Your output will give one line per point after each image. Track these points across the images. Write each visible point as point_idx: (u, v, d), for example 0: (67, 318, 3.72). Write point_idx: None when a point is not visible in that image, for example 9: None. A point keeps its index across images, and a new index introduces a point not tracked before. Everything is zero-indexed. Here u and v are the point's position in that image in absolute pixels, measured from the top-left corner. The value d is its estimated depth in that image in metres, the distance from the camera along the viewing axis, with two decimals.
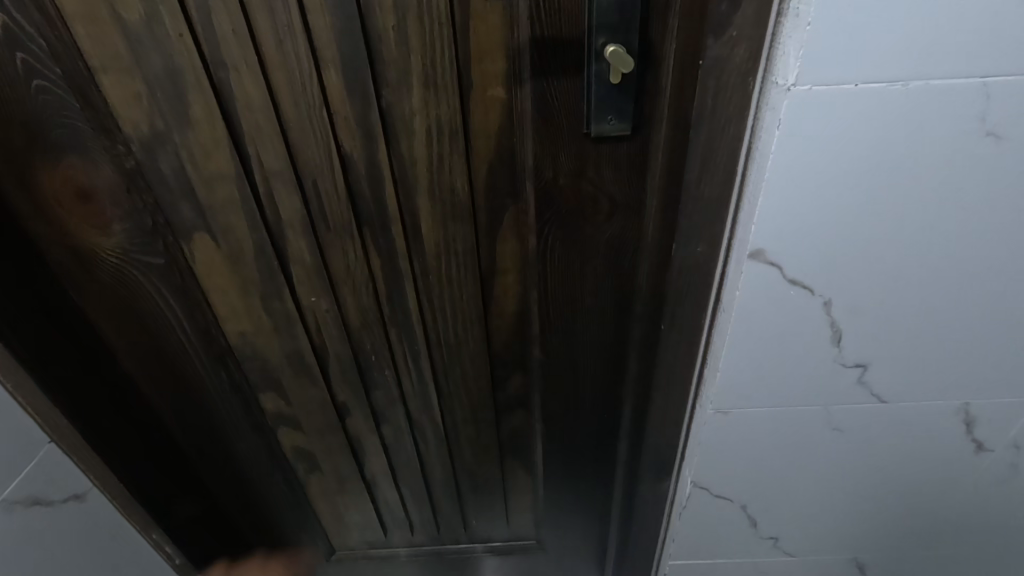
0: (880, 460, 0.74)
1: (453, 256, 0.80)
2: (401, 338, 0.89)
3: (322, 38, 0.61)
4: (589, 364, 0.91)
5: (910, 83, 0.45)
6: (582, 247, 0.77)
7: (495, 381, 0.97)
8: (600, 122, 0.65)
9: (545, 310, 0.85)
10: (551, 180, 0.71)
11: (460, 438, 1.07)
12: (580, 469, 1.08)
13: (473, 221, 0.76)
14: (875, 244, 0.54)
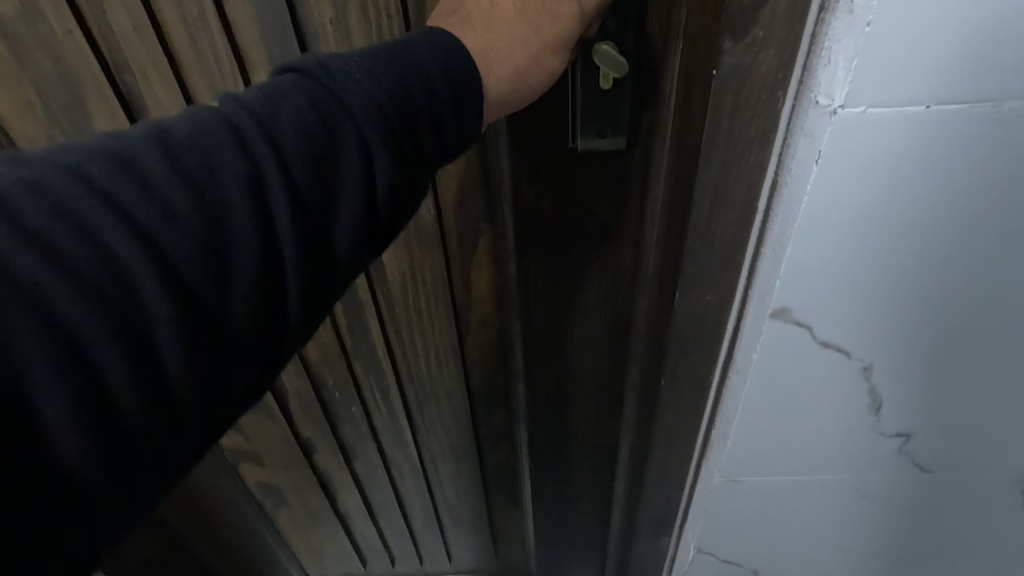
0: (920, 534, 0.62)
1: (424, 283, 0.73)
2: (368, 366, 0.82)
3: (246, 34, 0.52)
4: (579, 405, 0.80)
5: (1004, 103, 0.33)
6: (570, 278, 0.65)
7: (473, 414, 0.90)
8: (590, 136, 0.53)
9: (529, 347, 0.73)
10: (532, 205, 0.59)
11: (439, 466, 1.00)
12: (574, 511, 0.96)
13: (442, 247, 0.69)
14: (933, 301, 0.42)
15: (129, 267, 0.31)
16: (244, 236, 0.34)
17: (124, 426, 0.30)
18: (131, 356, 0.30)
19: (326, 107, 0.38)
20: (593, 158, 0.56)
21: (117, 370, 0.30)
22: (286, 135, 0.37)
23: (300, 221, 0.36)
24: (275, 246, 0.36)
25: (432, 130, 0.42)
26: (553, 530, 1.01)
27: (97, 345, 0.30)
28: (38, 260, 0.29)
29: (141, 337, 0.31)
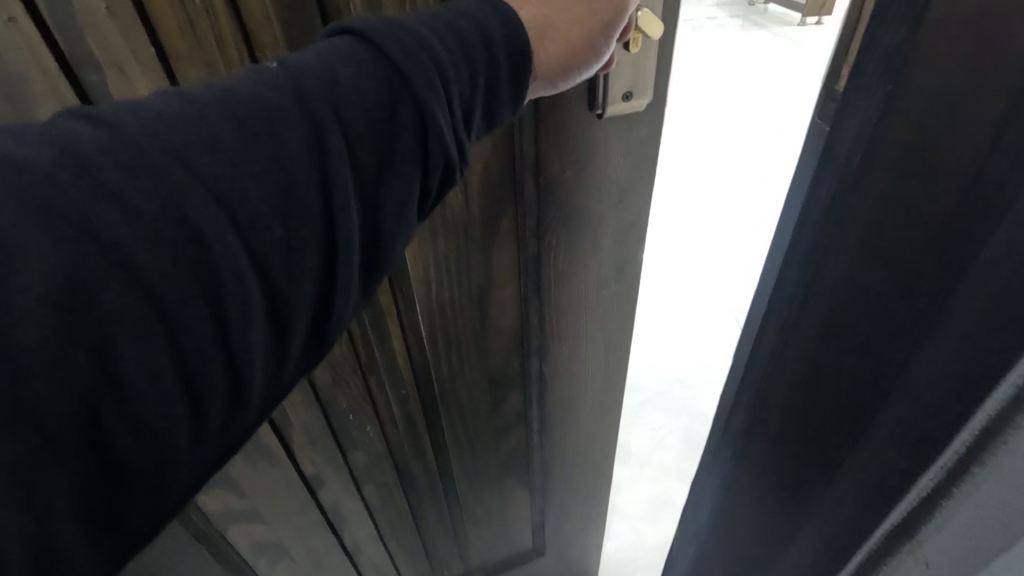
0: None
1: (450, 276, 0.69)
2: (389, 373, 0.76)
3: (254, 16, 0.47)
4: (587, 357, 0.87)
5: None
6: (584, 234, 0.71)
7: (494, 402, 0.89)
8: (614, 102, 0.59)
9: (553, 312, 0.78)
10: (558, 175, 0.64)
11: (459, 462, 0.98)
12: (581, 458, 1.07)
13: (474, 237, 0.66)
14: None
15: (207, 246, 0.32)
16: (312, 212, 0.36)
17: (198, 395, 0.33)
18: (207, 329, 0.33)
19: (387, 78, 0.38)
20: (610, 122, 0.62)
21: (195, 343, 0.33)
22: (350, 108, 0.37)
23: (363, 198, 0.39)
24: (344, 216, 0.37)
25: (484, 94, 0.43)
26: (569, 474, 1.10)
27: (173, 315, 0.32)
28: (118, 228, 0.30)
29: (218, 314, 0.33)
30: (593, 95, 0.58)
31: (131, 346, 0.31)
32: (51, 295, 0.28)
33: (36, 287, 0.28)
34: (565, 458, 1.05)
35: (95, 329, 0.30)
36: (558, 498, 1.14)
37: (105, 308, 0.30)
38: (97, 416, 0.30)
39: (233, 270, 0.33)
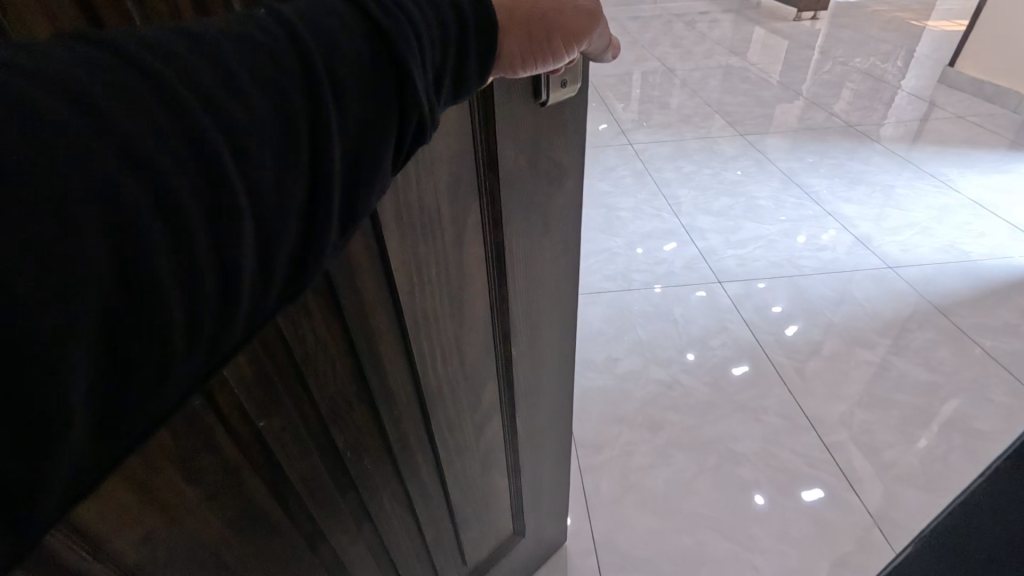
0: None
1: (428, 287, 0.38)
2: (367, 403, 0.39)
3: None
4: (546, 402, 0.60)
5: None
6: (536, 239, 0.45)
7: (481, 423, 0.53)
8: (563, 78, 0.36)
9: (526, 321, 0.50)
10: (510, 167, 0.38)
11: (462, 506, 0.56)
12: (638, 463, 0.80)
13: (429, 234, 0.36)
14: None
15: (227, 165, 0.15)
16: (306, 130, 0.17)
17: (207, 331, 0.16)
18: (216, 298, 0.15)
19: (359, 17, 0.20)
20: (549, 123, 0.39)
21: (183, 287, 0.14)
22: (349, 58, 0.19)
23: (347, 150, 0.19)
24: (326, 127, 0.18)
25: (455, 53, 0.23)
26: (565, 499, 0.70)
27: (209, 225, 0.15)
28: (139, 89, 0.14)
29: (237, 262, 0.16)
30: (537, 80, 0.35)
31: (153, 259, 0.14)
32: (55, 100, 0.13)
33: (142, 107, 0.14)
34: (554, 486, 0.68)
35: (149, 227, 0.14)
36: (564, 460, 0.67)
37: (134, 236, 0.13)
38: (134, 379, 0.14)
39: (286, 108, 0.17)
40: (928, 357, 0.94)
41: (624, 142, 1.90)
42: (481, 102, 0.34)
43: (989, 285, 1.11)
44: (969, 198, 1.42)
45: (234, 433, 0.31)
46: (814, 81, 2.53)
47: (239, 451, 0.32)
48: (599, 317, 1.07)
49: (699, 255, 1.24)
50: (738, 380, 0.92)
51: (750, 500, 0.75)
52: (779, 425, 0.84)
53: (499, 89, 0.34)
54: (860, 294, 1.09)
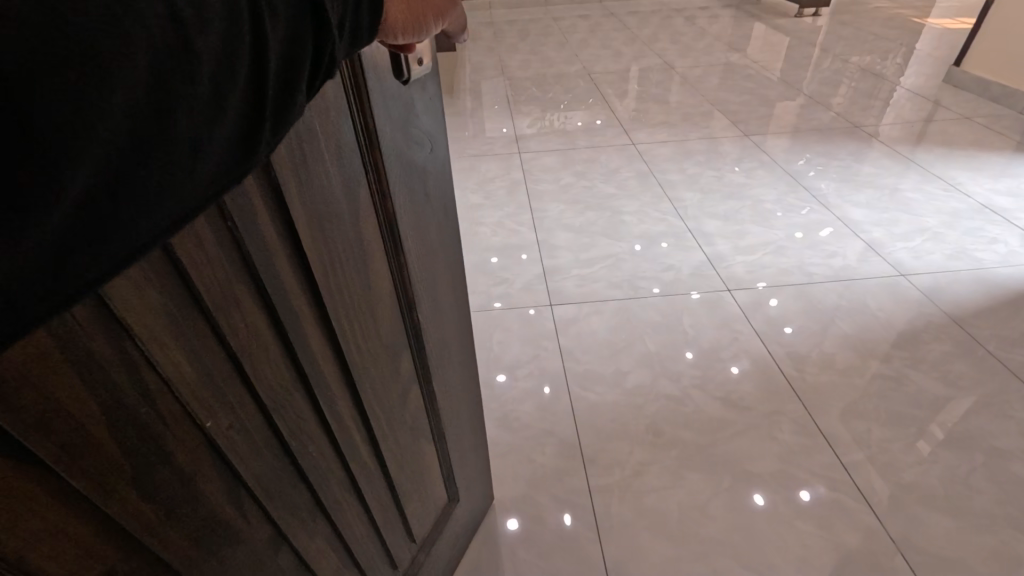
0: None
1: (338, 263, 0.35)
2: (302, 390, 0.36)
3: None
4: (456, 378, 0.60)
5: None
6: (424, 214, 0.44)
7: (405, 395, 0.50)
8: (420, 55, 0.36)
9: (433, 291, 0.50)
10: (391, 145, 0.37)
11: (402, 482, 0.54)
12: (651, 478, 0.78)
13: (337, 219, 0.34)
14: None
15: (178, 41, 0.15)
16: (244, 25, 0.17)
17: (152, 202, 0.16)
18: (163, 169, 0.16)
19: None
20: (413, 102, 0.38)
21: (136, 156, 0.15)
22: None
23: (284, 51, 0.18)
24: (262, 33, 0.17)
25: None
26: (479, 461, 0.71)
27: (167, 125, 0.15)
28: None
29: (181, 143, 0.16)
30: (395, 58, 0.34)
31: (108, 129, 0.14)
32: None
33: None
34: (474, 450, 0.69)
35: (120, 136, 0.14)
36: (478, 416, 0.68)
37: (109, 140, 0.14)
38: (86, 240, 0.15)
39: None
40: (945, 371, 0.92)
41: (627, 142, 1.86)
42: (356, 67, 0.31)
43: (1005, 293, 1.08)
44: (980, 203, 1.40)
45: (184, 440, 0.28)
46: (816, 78, 2.50)
47: (191, 455, 0.28)
48: (605, 327, 1.04)
49: (706, 261, 1.21)
50: (752, 394, 0.89)
51: (750, 501, 0.75)
52: (795, 443, 0.81)
53: (370, 53, 0.32)
54: (872, 302, 1.07)
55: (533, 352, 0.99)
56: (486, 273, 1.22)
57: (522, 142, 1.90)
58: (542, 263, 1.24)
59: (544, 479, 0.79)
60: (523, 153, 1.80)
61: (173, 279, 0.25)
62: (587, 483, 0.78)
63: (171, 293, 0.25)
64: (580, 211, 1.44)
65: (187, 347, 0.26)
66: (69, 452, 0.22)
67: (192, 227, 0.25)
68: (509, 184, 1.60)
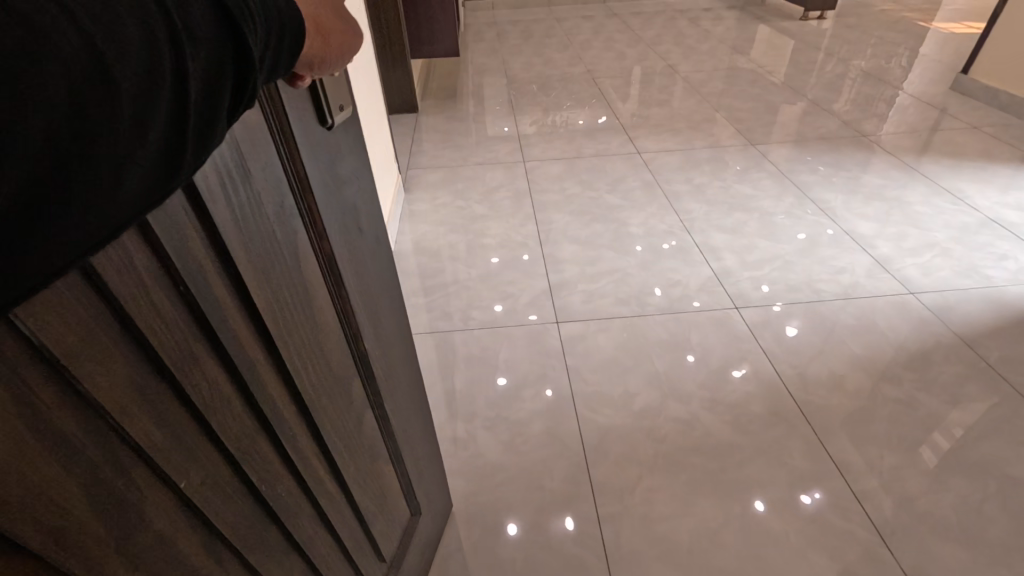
0: None
1: (286, 304, 0.36)
2: (264, 432, 0.36)
3: None
4: (405, 398, 0.61)
5: None
6: (360, 245, 0.45)
7: (360, 422, 0.50)
8: (339, 100, 0.38)
9: (376, 317, 0.50)
10: (320, 184, 0.37)
11: (367, 506, 0.54)
12: (662, 506, 0.77)
13: (276, 258, 0.34)
14: None
15: (91, 119, 0.14)
16: (163, 96, 0.16)
17: (26, 258, 0.15)
18: (44, 233, 0.15)
19: None
20: (337, 143, 0.40)
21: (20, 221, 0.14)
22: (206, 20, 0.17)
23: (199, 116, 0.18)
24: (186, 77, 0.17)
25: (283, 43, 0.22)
26: (432, 473, 0.71)
27: (61, 195, 0.15)
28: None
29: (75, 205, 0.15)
30: (318, 103, 0.36)
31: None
32: None
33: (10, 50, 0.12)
34: (430, 455, 0.70)
35: (8, 206, 0.13)
36: (426, 427, 0.69)
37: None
38: None
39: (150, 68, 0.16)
40: (956, 394, 0.91)
41: (632, 150, 1.85)
42: (284, 117, 0.33)
43: (1016, 313, 1.07)
44: (989, 216, 1.39)
45: (156, 498, 0.28)
46: (820, 83, 2.49)
47: (163, 515, 0.28)
48: (612, 345, 1.03)
49: (713, 277, 1.20)
50: (761, 418, 0.88)
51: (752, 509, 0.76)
52: (804, 468, 0.81)
53: (292, 101, 0.33)
54: (882, 321, 1.06)
55: (541, 372, 0.98)
56: (490, 287, 1.21)
57: (526, 149, 1.88)
58: (547, 277, 1.23)
59: (551, 505, 0.78)
60: (527, 161, 1.79)
61: (130, 346, 0.25)
62: (596, 510, 0.77)
63: (132, 361, 0.25)
64: (585, 222, 1.43)
65: (156, 412, 0.27)
66: (34, 519, 0.22)
67: (146, 294, 0.25)
68: (514, 194, 1.58)
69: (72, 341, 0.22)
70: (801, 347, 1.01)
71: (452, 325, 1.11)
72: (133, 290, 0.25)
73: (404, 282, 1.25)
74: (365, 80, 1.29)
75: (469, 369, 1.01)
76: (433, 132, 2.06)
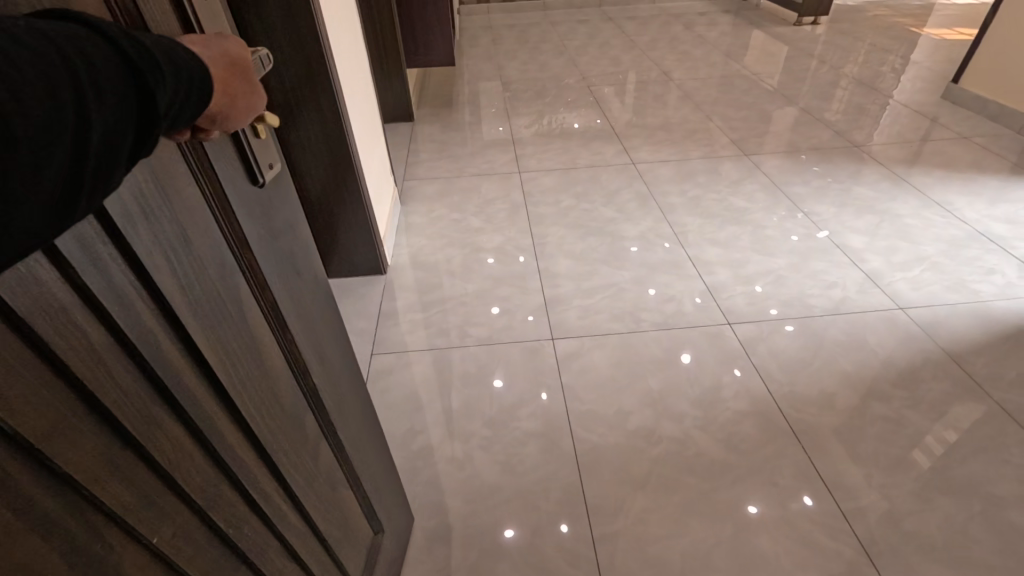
0: None
1: (237, 357, 0.37)
2: (228, 479, 0.37)
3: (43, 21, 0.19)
4: (360, 426, 0.62)
5: None
6: (302, 291, 0.46)
7: (319, 457, 0.51)
8: (269, 160, 0.39)
9: (324, 356, 0.51)
10: (255, 240, 0.39)
11: (331, 534, 0.55)
12: (655, 526, 0.79)
13: (224, 314, 0.36)
14: None
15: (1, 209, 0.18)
16: (67, 192, 0.20)
17: None
18: None
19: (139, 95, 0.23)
20: (271, 199, 0.41)
21: None
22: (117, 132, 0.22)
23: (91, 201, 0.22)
24: (89, 125, 0.20)
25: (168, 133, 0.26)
26: (390, 496, 0.72)
27: None
28: None
29: None
30: (248, 165, 0.37)
31: None
32: None
33: None
34: (386, 475, 0.71)
35: None
36: (382, 453, 0.70)
37: None
38: None
39: (62, 172, 0.20)
40: (943, 412, 0.93)
41: (627, 160, 1.86)
42: (214, 183, 0.34)
43: (1003, 329, 1.09)
44: (978, 230, 1.41)
45: (132, 559, 0.29)
46: (813, 90, 2.51)
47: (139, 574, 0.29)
48: (607, 362, 1.05)
49: (706, 292, 1.21)
50: (753, 437, 0.90)
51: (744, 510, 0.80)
52: (794, 488, 0.82)
53: (222, 168, 0.34)
54: (871, 338, 1.08)
55: (535, 391, 1.00)
56: (486, 303, 1.22)
57: (522, 159, 1.89)
58: (542, 292, 1.24)
59: (547, 526, 0.80)
60: (523, 172, 1.80)
61: (95, 419, 0.26)
62: (591, 532, 0.79)
63: (99, 434, 0.26)
64: (581, 236, 1.44)
65: (127, 478, 0.28)
66: None
67: (104, 368, 0.27)
68: (510, 207, 1.60)
69: (40, 424, 0.23)
70: (790, 365, 1.02)
71: (449, 342, 1.12)
72: (91, 368, 0.26)
73: (400, 297, 1.26)
74: (362, 96, 1.30)
75: (465, 387, 1.02)
76: (429, 141, 2.06)
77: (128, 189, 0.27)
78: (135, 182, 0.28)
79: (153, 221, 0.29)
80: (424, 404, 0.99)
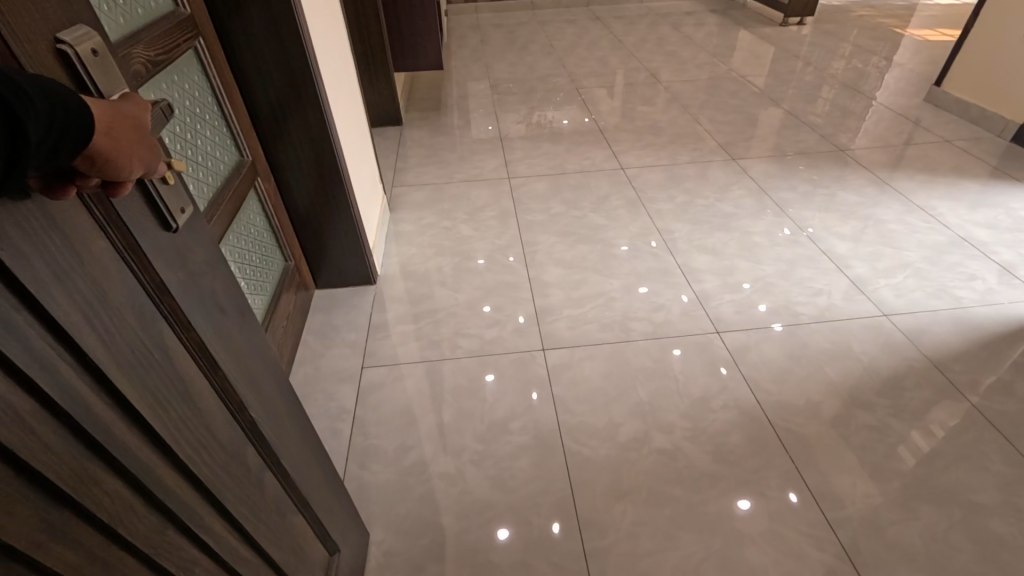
0: None
1: (167, 405, 0.37)
2: (171, 523, 0.38)
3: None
4: (308, 455, 0.61)
5: None
6: (230, 330, 0.45)
7: (265, 491, 0.51)
8: (179, 203, 0.38)
9: (261, 390, 0.50)
10: (172, 286, 0.38)
11: (284, 560, 0.55)
12: (647, 539, 0.80)
13: (148, 363, 0.35)
14: None
15: None
16: None
17: None
18: None
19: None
20: (185, 243, 0.40)
21: None
22: None
23: None
24: None
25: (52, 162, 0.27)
26: (341, 519, 0.72)
27: None
28: None
29: None
30: (156, 210, 0.36)
31: None
32: None
33: None
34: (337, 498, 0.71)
35: None
36: (331, 478, 0.69)
37: None
38: None
39: None
40: (926, 420, 0.94)
41: (616, 166, 1.87)
42: (124, 233, 0.34)
43: (985, 335, 1.11)
44: (959, 235, 1.43)
45: None
46: (799, 92, 2.53)
47: None
48: (597, 374, 1.05)
49: (694, 301, 1.22)
50: (741, 448, 0.91)
51: (737, 507, 0.83)
52: (781, 500, 0.83)
53: (128, 217, 0.34)
54: (857, 346, 1.10)
55: (525, 405, 1.00)
56: (478, 314, 1.22)
57: (512, 164, 1.89)
58: (533, 302, 1.25)
59: (539, 542, 0.80)
60: (513, 178, 1.80)
61: (28, 484, 0.27)
62: (582, 547, 0.80)
63: (34, 496, 0.27)
64: (571, 244, 1.45)
65: (67, 534, 0.29)
66: None
67: (34, 434, 0.27)
68: (500, 214, 1.60)
69: None
70: (775, 375, 1.04)
71: (440, 354, 1.12)
72: (20, 436, 0.26)
73: (389, 309, 1.25)
74: (348, 105, 1.29)
75: (456, 401, 1.02)
76: (419, 147, 2.05)
77: (39, 254, 0.28)
78: (46, 246, 0.28)
79: (66, 282, 0.29)
80: (415, 418, 0.99)
